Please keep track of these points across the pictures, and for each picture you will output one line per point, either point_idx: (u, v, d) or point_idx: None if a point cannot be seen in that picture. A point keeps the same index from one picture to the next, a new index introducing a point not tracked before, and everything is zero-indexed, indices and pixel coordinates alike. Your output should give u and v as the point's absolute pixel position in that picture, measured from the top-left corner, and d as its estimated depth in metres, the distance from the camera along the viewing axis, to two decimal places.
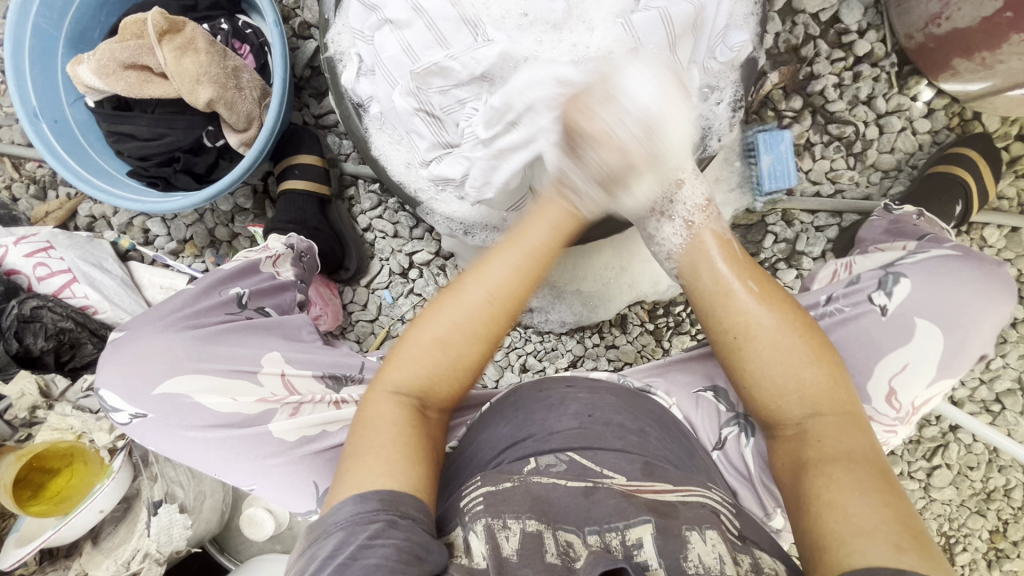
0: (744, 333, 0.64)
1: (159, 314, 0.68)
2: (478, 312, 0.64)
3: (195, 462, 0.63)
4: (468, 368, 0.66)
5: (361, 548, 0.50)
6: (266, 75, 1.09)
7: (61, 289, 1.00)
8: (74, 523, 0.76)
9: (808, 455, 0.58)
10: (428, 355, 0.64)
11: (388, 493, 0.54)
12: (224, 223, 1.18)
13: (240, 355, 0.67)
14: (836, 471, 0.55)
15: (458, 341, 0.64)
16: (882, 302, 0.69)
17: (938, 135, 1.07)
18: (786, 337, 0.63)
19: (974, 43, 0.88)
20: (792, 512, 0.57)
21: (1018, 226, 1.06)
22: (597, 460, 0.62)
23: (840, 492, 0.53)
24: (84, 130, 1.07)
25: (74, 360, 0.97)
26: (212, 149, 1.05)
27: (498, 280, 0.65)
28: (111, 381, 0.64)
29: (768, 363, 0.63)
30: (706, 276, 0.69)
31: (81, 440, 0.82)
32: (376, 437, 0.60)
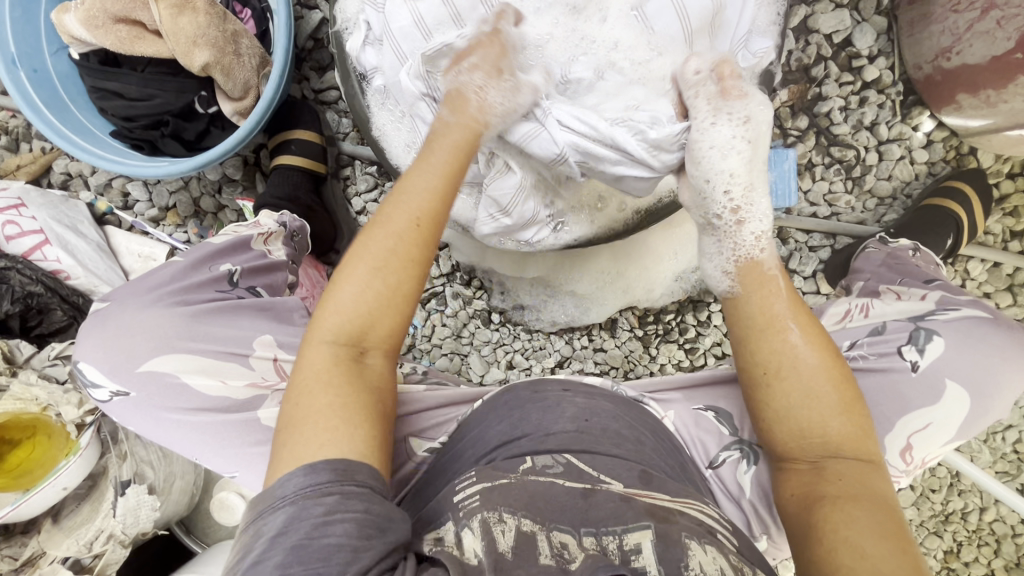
0: (772, 369, 0.63)
1: (147, 288, 0.66)
2: (403, 243, 0.61)
3: (176, 446, 0.61)
4: (401, 297, 0.61)
5: (317, 525, 0.49)
6: (266, 43, 1.05)
7: (32, 250, 0.95)
8: (36, 499, 0.71)
9: (824, 493, 0.59)
10: (358, 289, 0.60)
11: (341, 464, 0.53)
12: (211, 193, 1.13)
13: (227, 335, 0.64)
14: (855, 513, 0.56)
15: (392, 271, 0.61)
16: (914, 358, 0.68)
17: (934, 167, 1.09)
18: (822, 378, 0.62)
19: (981, 80, 0.90)
20: (799, 546, 0.57)
21: (1000, 261, 1.10)
22: (594, 464, 0.61)
23: (861, 534, 0.54)
24: (65, 83, 1.00)
25: (41, 327, 0.92)
26: (204, 115, 1.00)
27: (416, 204, 0.63)
28: (91, 353, 0.62)
29: (797, 402, 0.62)
30: (749, 304, 0.67)
31: (46, 412, 0.78)
32: (313, 399, 0.57)
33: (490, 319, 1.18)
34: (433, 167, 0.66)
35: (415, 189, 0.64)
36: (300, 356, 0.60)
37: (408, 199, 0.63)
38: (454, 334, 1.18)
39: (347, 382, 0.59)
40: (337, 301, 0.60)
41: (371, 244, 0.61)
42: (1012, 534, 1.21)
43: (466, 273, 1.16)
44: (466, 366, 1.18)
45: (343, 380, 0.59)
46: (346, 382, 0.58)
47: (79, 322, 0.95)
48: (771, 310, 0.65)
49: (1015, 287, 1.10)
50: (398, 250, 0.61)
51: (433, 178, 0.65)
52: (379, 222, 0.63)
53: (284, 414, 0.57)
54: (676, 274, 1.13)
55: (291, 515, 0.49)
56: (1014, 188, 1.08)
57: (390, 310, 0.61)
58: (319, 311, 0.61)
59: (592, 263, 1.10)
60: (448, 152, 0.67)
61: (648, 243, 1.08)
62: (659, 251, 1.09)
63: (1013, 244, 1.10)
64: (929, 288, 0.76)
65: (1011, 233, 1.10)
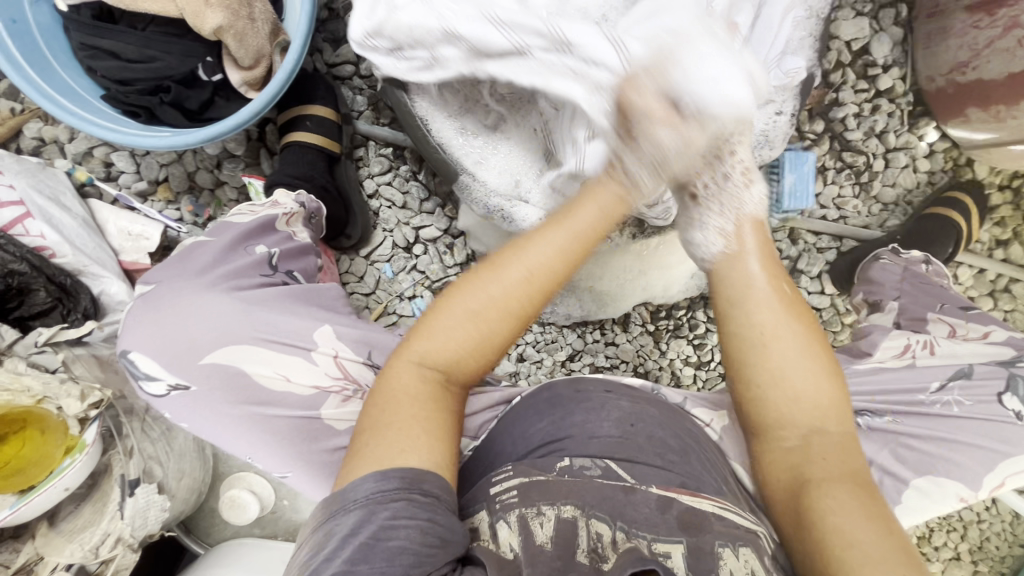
0: (769, 331, 0.61)
1: (195, 271, 0.65)
2: (512, 294, 0.57)
3: (237, 447, 0.60)
4: (493, 344, 0.58)
5: (383, 527, 0.46)
6: (278, 8, 0.97)
7: (11, 224, 0.85)
8: (37, 502, 0.65)
9: (812, 473, 0.57)
10: (464, 330, 0.57)
11: (410, 471, 0.49)
12: (208, 168, 1.04)
13: (289, 326, 0.63)
14: (844, 496, 0.53)
15: (489, 319, 0.57)
16: (1015, 407, 0.66)
17: (934, 176, 1.14)
18: (806, 352, 0.60)
19: (993, 96, 0.94)
20: (796, 528, 0.55)
21: (986, 268, 1.17)
22: (634, 474, 0.58)
23: (851, 518, 0.51)
24: (47, 38, 0.90)
25: (23, 308, 0.83)
26: (208, 83, 0.92)
27: (537, 261, 0.58)
28: (143, 342, 0.60)
29: (790, 365, 0.60)
30: (741, 269, 0.65)
31: (42, 405, 0.70)
32: (395, 411, 0.54)
33: None
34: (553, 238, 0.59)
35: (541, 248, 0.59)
36: (387, 374, 0.58)
37: (533, 252, 0.58)
38: None
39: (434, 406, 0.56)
40: (436, 331, 0.58)
41: (478, 292, 0.58)
42: (976, 520, 1.27)
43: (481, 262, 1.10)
44: None
45: (427, 404, 0.56)
46: (437, 405, 0.56)
47: (64, 306, 0.85)
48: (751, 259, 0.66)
49: (997, 293, 1.18)
50: (508, 305, 0.57)
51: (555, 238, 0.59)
52: (492, 271, 0.58)
53: (366, 423, 0.55)
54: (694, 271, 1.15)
55: (361, 518, 0.47)
56: (1003, 200, 1.15)
57: (479, 350, 0.58)
58: (414, 334, 0.59)
59: (613, 262, 1.10)
60: (596, 211, 0.62)
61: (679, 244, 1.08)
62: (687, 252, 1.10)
63: (999, 252, 1.17)
64: (990, 326, 0.77)
65: (997, 242, 1.17)
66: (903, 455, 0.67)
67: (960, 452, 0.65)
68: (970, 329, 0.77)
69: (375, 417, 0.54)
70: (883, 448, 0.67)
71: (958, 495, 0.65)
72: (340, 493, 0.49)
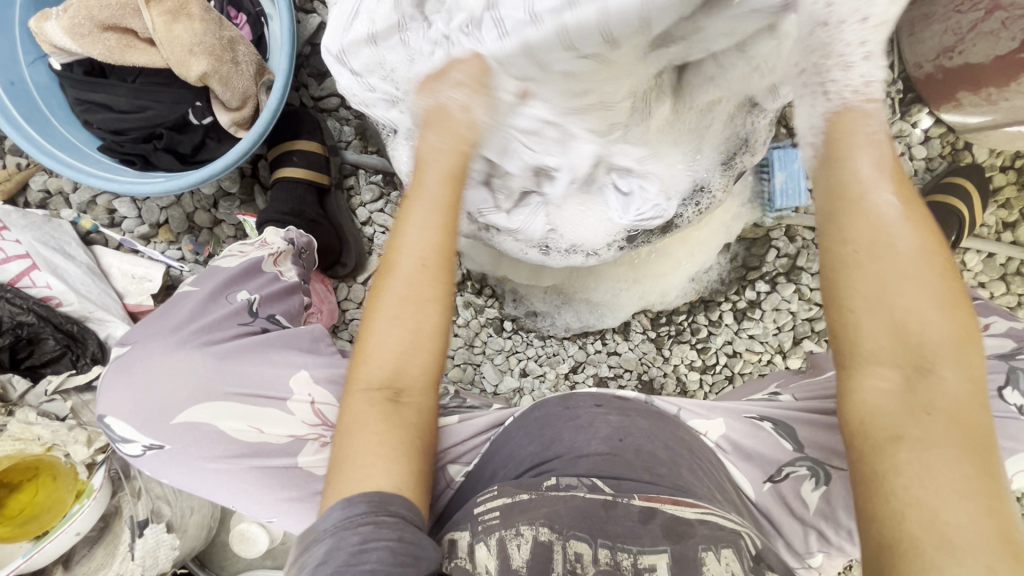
0: (865, 249, 0.45)
1: (167, 329, 0.67)
2: (427, 268, 0.56)
3: (218, 497, 0.62)
4: (432, 336, 0.56)
5: (352, 553, 0.46)
6: (262, 49, 0.99)
7: (19, 277, 0.89)
8: (49, 549, 0.67)
9: (907, 429, 0.41)
10: (388, 340, 0.55)
11: (376, 494, 0.50)
12: (206, 208, 1.07)
13: (262, 374, 0.65)
14: (941, 462, 0.39)
15: (412, 314, 0.55)
16: (1017, 401, 0.63)
17: (932, 162, 1.12)
18: (924, 262, 0.44)
19: (983, 79, 0.92)
20: (858, 494, 0.42)
21: (995, 252, 1.13)
22: (616, 487, 0.56)
23: (945, 493, 0.38)
24: (45, 96, 0.94)
25: (33, 357, 0.87)
26: (198, 126, 0.94)
27: (423, 238, 0.57)
28: (117, 405, 0.63)
29: (911, 295, 0.43)
30: (862, 168, 0.47)
31: (52, 452, 0.73)
32: (355, 440, 0.53)
33: (502, 327, 1.16)
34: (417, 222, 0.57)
35: (416, 227, 0.57)
36: (344, 405, 0.56)
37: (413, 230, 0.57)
38: (467, 344, 1.16)
39: (391, 426, 0.54)
40: (374, 346, 0.56)
41: (399, 280, 0.56)
42: None
43: (477, 281, 1.15)
44: (480, 377, 1.16)
45: (378, 424, 0.54)
46: (391, 423, 0.54)
47: (73, 352, 0.88)
48: (862, 149, 0.47)
49: (1008, 276, 1.14)
50: (427, 278, 0.56)
51: (422, 217, 0.58)
52: (386, 271, 0.57)
53: (333, 455, 0.55)
54: (692, 275, 1.14)
55: (328, 549, 0.47)
56: (1006, 181, 1.12)
57: (421, 347, 0.56)
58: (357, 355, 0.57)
59: (608, 274, 1.10)
60: (441, 180, 0.60)
61: (670, 251, 1.09)
62: (679, 257, 1.10)
63: (1007, 234, 1.14)
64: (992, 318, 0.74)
65: (1004, 224, 1.14)
66: None
67: None
68: None
69: (336, 455, 0.54)
70: None
71: None
72: (312, 526, 0.49)
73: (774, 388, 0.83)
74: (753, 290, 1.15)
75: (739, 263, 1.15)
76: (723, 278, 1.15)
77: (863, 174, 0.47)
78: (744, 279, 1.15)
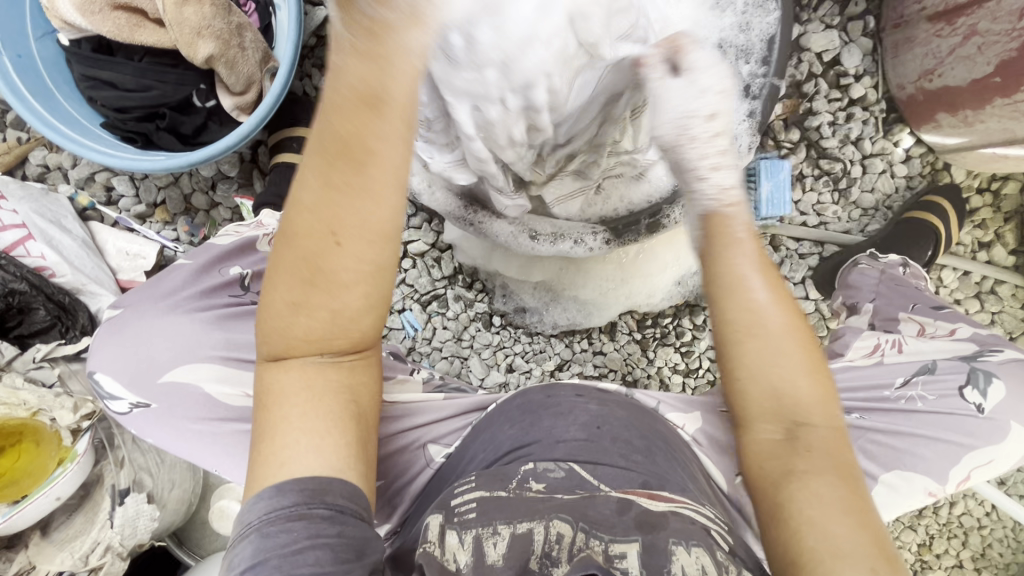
0: (750, 327, 0.50)
1: (160, 296, 0.68)
2: (346, 247, 0.45)
3: (199, 461, 0.62)
4: (356, 308, 0.47)
5: (287, 554, 0.43)
6: (268, 37, 1.02)
7: (14, 245, 0.89)
8: (29, 511, 0.68)
9: (793, 465, 0.49)
10: (302, 323, 0.47)
11: (309, 482, 0.46)
12: (203, 190, 1.08)
13: (251, 341, 0.67)
14: (819, 488, 0.47)
15: (333, 291, 0.46)
16: (977, 401, 0.67)
17: (912, 181, 1.16)
18: (789, 333, 0.50)
19: (959, 100, 0.96)
20: (762, 514, 0.50)
21: (969, 270, 1.18)
22: (596, 475, 0.58)
23: (835, 516, 0.46)
24: (51, 70, 0.95)
25: (22, 327, 0.86)
26: (201, 109, 0.97)
27: (354, 215, 0.44)
28: (108, 363, 0.64)
29: (775, 361, 0.50)
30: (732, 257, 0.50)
31: (37, 417, 0.73)
32: (278, 411, 0.50)
33: (490, 322, 1.18)
34: (350, 199, 0.43)
35: (347, 200, 0.43)
36: (265, 375, 0.51)
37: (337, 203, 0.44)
38: (455, 337, 1.18)
39: (319, 401, 0.50)
40: (285, 314, 0.48)
41: (316, 253, 0.45)
42: (978, 526, 1.24)
43: (468, 275, 1.16)
44: (467, 370, 1.18)
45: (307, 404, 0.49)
46: (315, 398, 0.50)
47: (63, 324, 0.89)
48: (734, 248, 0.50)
49: (983, 294, 1.18)
50: (343, 258, 0.45)
51: (351, 188, 0.43)
52: (301, 237, 0.45)
53: (257, 424, 0.50)
54: (679, 278, 1.17)
55: (258, 545, 0.44)
56: (982, 202, 1.16)
57: (348, 320, 0.48)
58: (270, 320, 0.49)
59: (595, 272, 1.14)
60: (391, 134, 0.43)
61: (655, 252, 1.12)
62: (665, 258, 1.13)
63: (981, 254, 1.18)
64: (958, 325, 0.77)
65: (980, 244, 1.18)
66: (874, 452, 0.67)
67: (930, 448, 0.66)
68: (938, 327, 0.77)
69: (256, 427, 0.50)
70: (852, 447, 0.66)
71: (926, 490, 0.65)
72: (240, 517, 0.46)
73: None
74: None
75: None
76: None
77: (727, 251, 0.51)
78: None
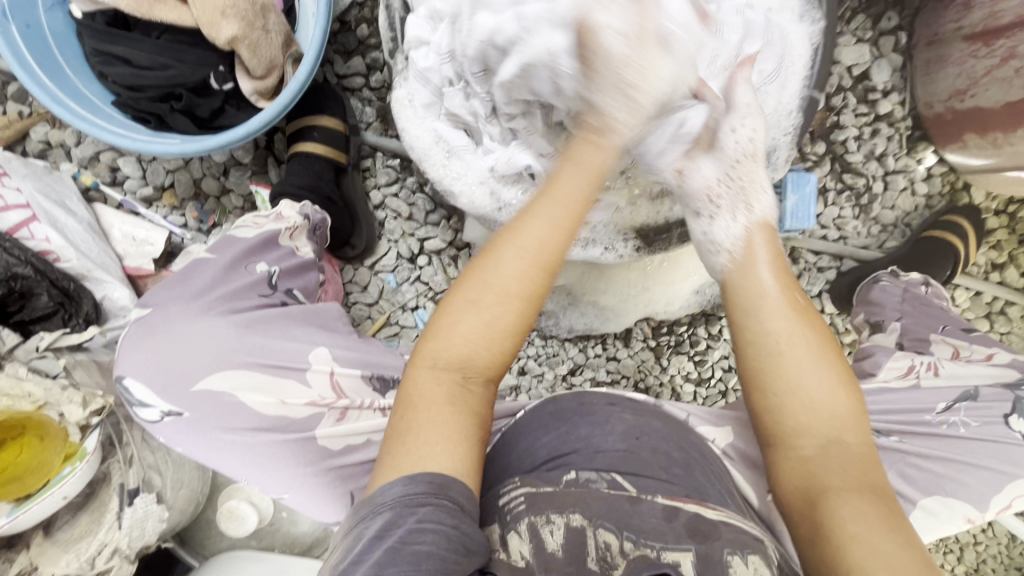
0: (782, 339, 0.60)
1: (192, 292, 0.65)
2: (520, 269, 0.57)
3: (230, 471, 0.60)
4: (509, 330, 0.56)
5: (407, 533, 0.44)
6: (291, 20, 0.98)
7: (17, 227, 0.85)
8: (34, 511, 0.65)
9: (831, 476, 0.54)
10: (466, 324, 0.55)
11: (438, 476, 0.48)
12: (215, 175, 1.04)
13: (284, 349, 0.63)
14: (862, 505, 0.50)
15: (496, 306, 0.56)
16: (1022, 429, 0.67)
17: (932, 200, 1.16)
18: (820, 357, 0.59)
19: (991, 122, 0.96)
20: (803, 535, 0.53)
21: (982, 290, 1.18)
22: (637, 485, 0.56)
23: (871, 522, 0.49)
24: (60, 42, 0.90)
25: (23, 313, 0.81)
26: (219, 92, 0.92)
27: (532, 245, 0.58)
28: (136, 368, 0.60)
29: (804, 375, 0.58)
30: (756, 279, 0.66)
31: (41, 412, 0.69)
32: (419, 416, 0.52)
33: None
34: (529, 233, 0.58)
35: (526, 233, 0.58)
36: (406, 381, 0.55)
37: (524, 234, 0.58)
38: None
39: (452, 406, 0.53)
40: (449, 323, 0.56)
41: (491, 269, 0.57)
42: (973, 543, 1.24)
43: None
44: None
45: (446, 407, 0.53)
46: (455, 404, 0.53)
47: (65, 311, 0.84)
48: (758, 267, 0.67)
49: (993, 315, 1.19)
50: (518, 278, 0.57)
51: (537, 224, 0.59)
52: (484, 262, 0.57)
53: (392, 426, 0.53)
54: (697, 288, 1.16)
55: (387, 523, 0.45)
56: (998, 224, 1.17)
57: (500, 340, 0.56)
58: (432, 332, 0.57)
59: (616, 278, 1.12)
60: (563, 203, 0.60)
61: (679, 261, 1.10)
62: (689, 267, 1.11)
63: (994, 275, 1.19)
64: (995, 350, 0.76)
65: (993, 264, 1.19)
66: (910, 476, 0.66)
67: (967, 475, 0.65)
68: (974, 350, 0.77)
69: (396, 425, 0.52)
70: (891, 469, 0.67)
71: (965, 515, 0.65)
72: (371, 497, 0.48)
73: None
74: None
75: None
76: None
77: (754, 277, 0.66)
78: None
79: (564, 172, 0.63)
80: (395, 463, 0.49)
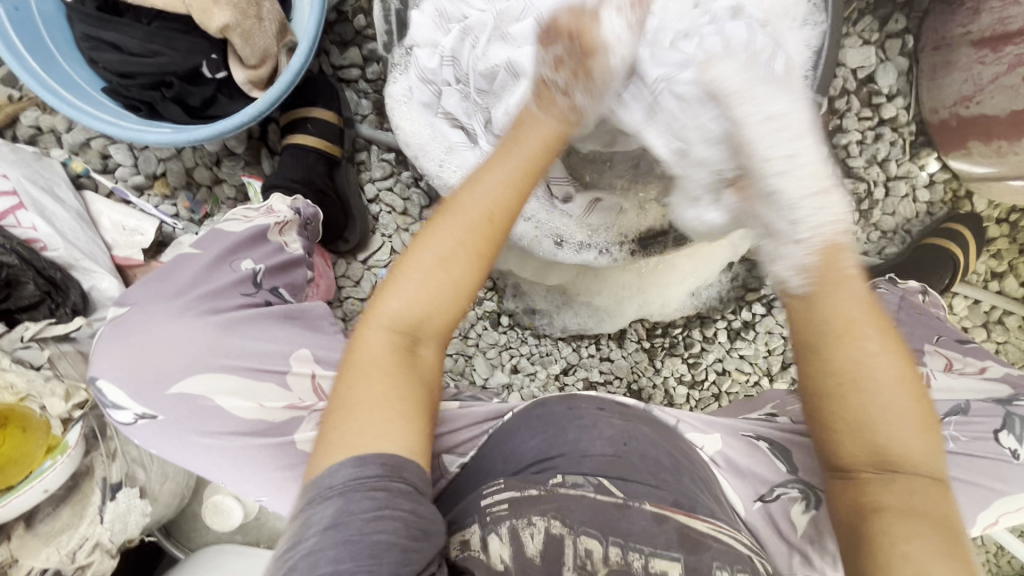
0: (851, 338, 0.51)
1: (171, 292, 0.64)
2: (477, 227, 0.55)
3: (206, 473, 0.59)
4: (461, 292, 0.54)
5: (366, 523, 0.42)
6: (286, 9, 0.96)
7: (3, 214, 0.84)
8: (15, 503, 0.64)
9: (889, 502, 0.48)
10: (423, 283, 0.53)
11: (391, 458, 0.46)
12: (207, 165, 1.03)
13: (257, 351, 0.62)
14: (926, 537, 0.45)
15: (457, 265, 0.54)
16: (1012, 446, 0.66)
17: (933, 207, 1.15)
18: (900, 367, 0.51)
19: (994, 130, 0.94)
20: (848, 557, 0.48)
21: (980, 299, 1.17)
22: (626, 491, 0.55)
23: (935, 561, 0.43)
24: (50, 26, 0.88)
25: (9, 302, 0.81)
26: (211, 80, 0.91)
27: (491, 197, 0.56)
28: (110, 368, 0.59)
29: (885, 387, 0.50)
30: (834, 273, 0.55)
31: (24, 404, 0.69)
32: (363, 390, 0.50)
33: (498, 321, 1.16)
34: (483, 190, 0.56)
35: (483, 190, 0.56)
36: (355, 340, 0.53)
37: (483, 188, 0.56)
38: (462, 335, 1.15)
39: (402, 374, 0.51)
40: (406, 282, 0.53)
41: (450, 224, 0.54)
42: None
43: None
44: (471, 369, 1.15)
45: (396, 370, 0.51)
46: (405, 372, 0.51)
47: (53, 300, 0.83)
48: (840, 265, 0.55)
49: (990, 324, 1.18)
50: (473, 230, 0.55)
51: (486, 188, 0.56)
52: (449, 212, 0.55)
53: (336, 398, 0.50)
54: (692, 290, 1.15)
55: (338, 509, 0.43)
56: (999, 233, 1.16)
57: (450, 301, 0.54)
58: (382, 290, 0.54)
59: (611, 278, 1.11)
60: (539, 144, 0.61)
61: (675, 263, 1.09)
62: (686, 270, 1.10)
63: (993, 283, 1.18)
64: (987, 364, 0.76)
65: (993, 273, 1.18)
66: None
67: (957, 490, 0.65)
68: (967, 363, 0.77)
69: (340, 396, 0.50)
70: None
71: None
72: (315, 483, 0.45)
73: (771, 408, 0.83)
74: (749, 311, 1.16)
75: (739, 283, 1.17)
76: (721, 296, 1.17)
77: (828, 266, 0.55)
78: (742, 299, 1.17)
79: (524, 129, 0.62)
80: (337, 444, 0.47)
